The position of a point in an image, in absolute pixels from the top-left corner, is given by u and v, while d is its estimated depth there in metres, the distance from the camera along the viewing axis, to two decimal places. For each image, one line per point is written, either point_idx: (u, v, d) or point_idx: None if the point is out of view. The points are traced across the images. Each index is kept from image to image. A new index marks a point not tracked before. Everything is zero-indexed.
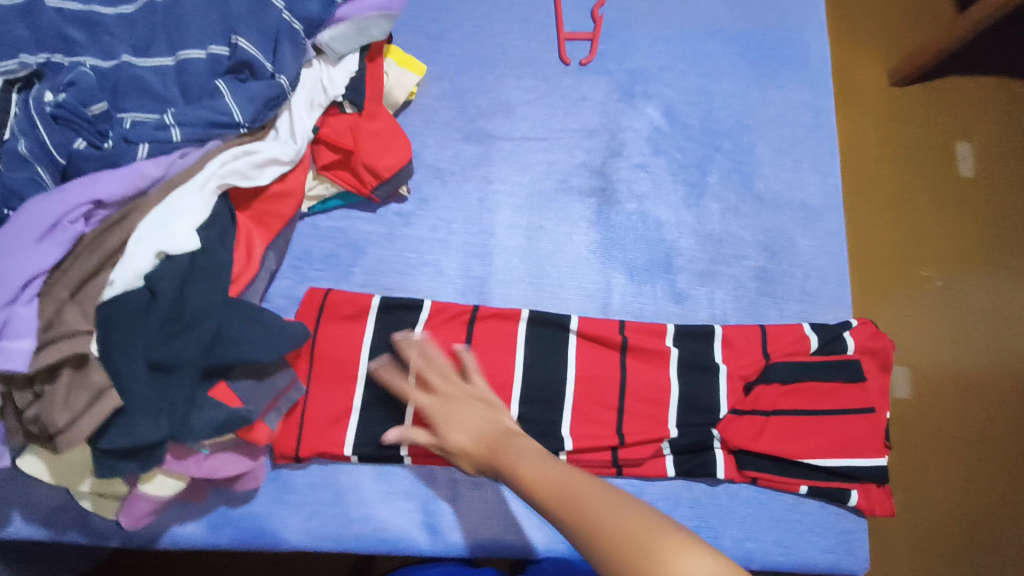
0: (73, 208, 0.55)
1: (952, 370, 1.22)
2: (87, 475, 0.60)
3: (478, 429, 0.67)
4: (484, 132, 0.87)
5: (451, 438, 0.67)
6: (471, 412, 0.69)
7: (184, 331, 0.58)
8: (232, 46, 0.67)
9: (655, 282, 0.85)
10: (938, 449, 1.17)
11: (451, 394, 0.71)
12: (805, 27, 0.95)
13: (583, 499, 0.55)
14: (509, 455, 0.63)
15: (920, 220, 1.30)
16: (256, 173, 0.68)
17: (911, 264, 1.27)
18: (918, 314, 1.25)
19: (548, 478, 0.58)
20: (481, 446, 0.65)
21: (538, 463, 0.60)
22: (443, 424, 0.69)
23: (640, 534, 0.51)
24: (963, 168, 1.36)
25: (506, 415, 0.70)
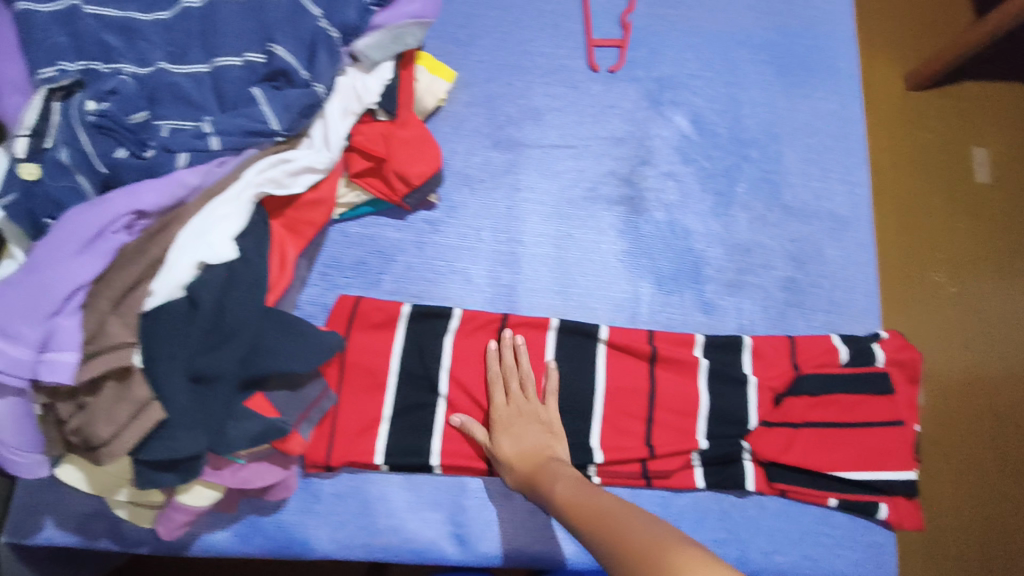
0: (116, 218, 0.55)
1: (965, 375, 1.22)
2: (124, 485, 0.60)
3: (531, 448, 0.71)
4: (513, 140, 0.87)
5: (502, 448, 0.71)
6: (531, 431, 0.72)
7: (225, 341, 0.58)
8: (268, 54, 0.66)
9: (683, 292, 0.84)
10: (960, 462, 1.17)
11: (523, 407, 0.74)
12: (833, 36, 0.95)
13: (610, 517, 0.56)
14: (554, 477, 0.66)
15: (932, 223, 1.30)
16: (290, 181, 0.67)
17: (925, 270, 1.27)
18: (931, 317, 1.25)
19: (585, 501, 0.60)
20: (526, 463, 0.69)
21: (575, 486, 0.63)
22: (502, 431, 0.72)
23: (648, 542, 0.51)
24: (979, 174, 1.35)
25: (559, 444, 0.73)
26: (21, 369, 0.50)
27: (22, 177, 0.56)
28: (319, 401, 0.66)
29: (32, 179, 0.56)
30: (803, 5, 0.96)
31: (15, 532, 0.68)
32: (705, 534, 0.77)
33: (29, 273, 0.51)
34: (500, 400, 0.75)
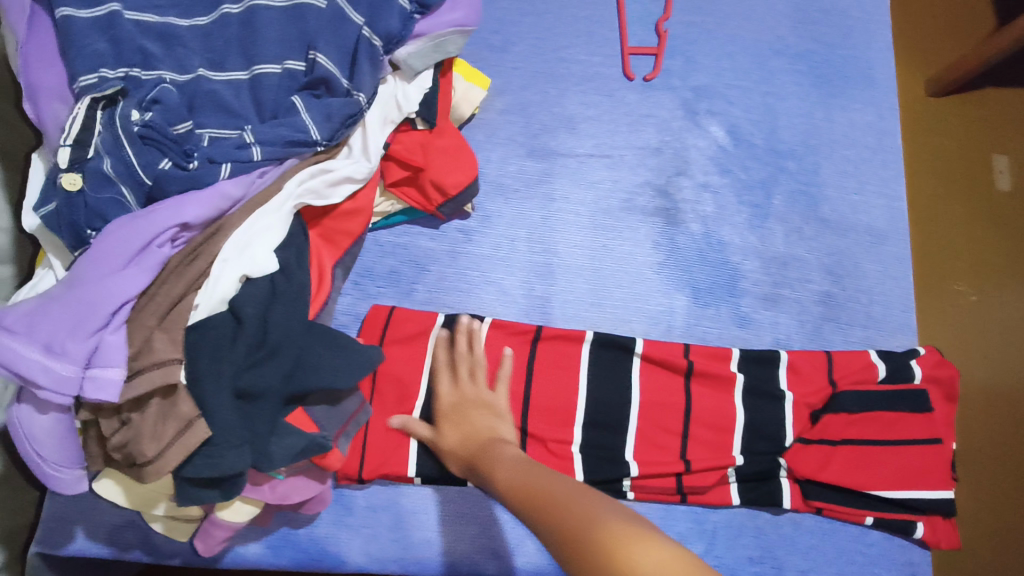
0: (161, 231, 0.54)
1: (983, 384, 1.21)
2: (161, 499, 0.60)
3: (474, 433, 0.68)
4: (548, 149, 0.86)
5: (443, 437, 0.69)
6: (477, 417, 0.70)
7: (269, 357, 0.57)
8: (310, 62, 0.65)
9: (719, 305, 0.83)
10: (988, 480, 1.16)
11: (468, 394, 0.72)
12: (870, 47, 0.94)
13: (551, 497, 0.54)
14: (494, 458, 0.63)
15: (954, 230, 1.29)
16: (330, 192, 0.66)
17: (945, 278, 1.27)
18: (953, 327, 1.24)
19: (523, 481, 0.58)
20: (466, 449, 0.67)
21: (513, 467, 0.61)
22: (444, 422, 0.70)
23: (591, 523, 0.50)
24: (1001, 181, 1.34)
25: (508, 425, 0.70)
26: (67, 386, 0.49)
27: (64, 188, 0.55)
28: (354, 415, 0.65)
29: (75, 189, 0.55)
30: (839, 14, 0.95)
31: (44, 543, 0.67)
32: (740, 551, 0.76)
33: (73, 288, 0.50)
34: (445, 387, 0.73)
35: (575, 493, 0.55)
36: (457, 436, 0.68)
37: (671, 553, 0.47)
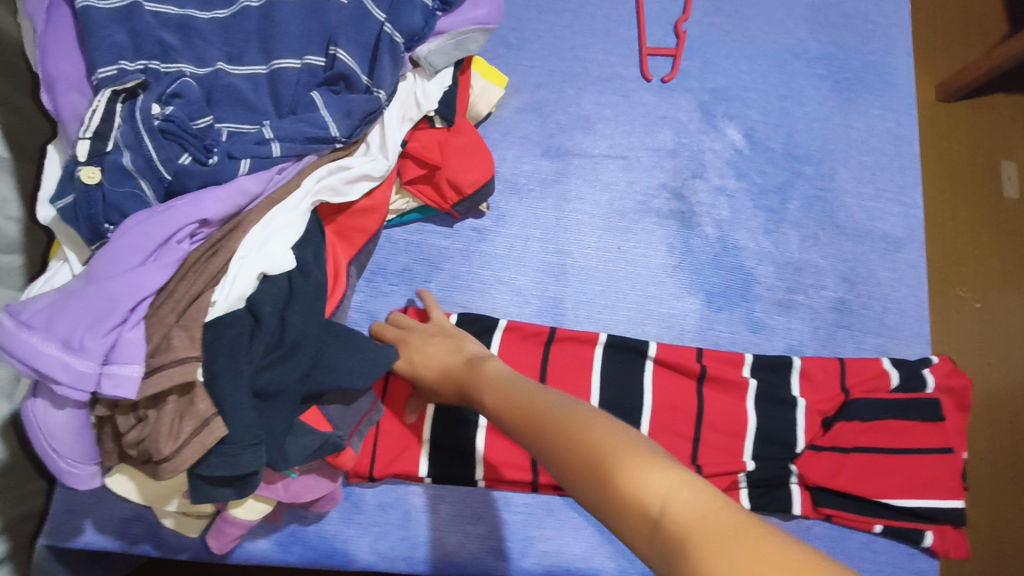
0: (181, 227, 0.54)
1: (988, 391, 1.22)
2: (173, 496, 0.59)
3: (445, 363, 0.66)
4: (564, 148, 0.85)
5: (424, 371, 0.68)
6: (438, 346, 0.68)
7: (286, 357, 0.56)
8: (329, 58, 0.65)
9: (733, 310, 0.83)
10: (993, 495, 1.16)
11: (415, 341, 0.70)
12: (889, 52, 0.93)
13: (552, 416, 0.51)
14: (481, 380, 0.61)
15: (960, 236, 1.29)
16: (347, 189, 0.66)
17: (950, 284, 1.27)
18: (960, 333, 1.25)
19: (520, 400, 0.55)
20: (452, 377, 0.65)
21: (506, 391, 0.58)
22: (419, 364, 0.68)
23: (596, 445, 0.47)
24: (1009, 188, 1.34)
25: (473, 342, 0.69)
26: (85, 381, 0.48)
27: (82, 181, 0.54)
28: (368, 414, 0.68)
29: (92, 183, 0.54)
30: (860, 18, 0.94)
31: (54, 534, 0.67)
32: None
33: (92, 283, 0.50)
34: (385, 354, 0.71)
35: (577, 411, 0.51)
36: (434, 375, 0.67)
37: (681, 478, 0.44)
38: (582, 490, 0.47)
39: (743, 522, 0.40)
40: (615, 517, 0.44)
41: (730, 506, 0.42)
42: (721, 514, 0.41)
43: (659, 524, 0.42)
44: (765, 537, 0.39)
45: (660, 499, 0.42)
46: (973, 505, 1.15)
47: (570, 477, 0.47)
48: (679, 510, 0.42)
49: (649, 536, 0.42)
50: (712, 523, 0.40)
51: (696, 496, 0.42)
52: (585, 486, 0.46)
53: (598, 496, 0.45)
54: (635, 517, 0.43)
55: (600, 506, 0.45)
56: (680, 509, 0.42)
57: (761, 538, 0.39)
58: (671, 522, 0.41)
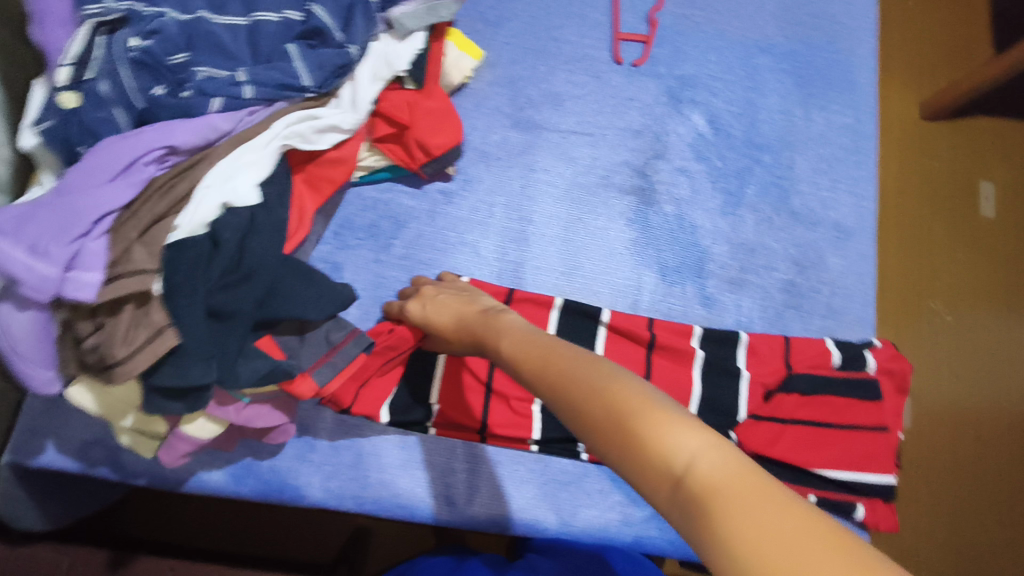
0: (149, 150, 0.57)
1: (952, 403, 1.27)
2: (130, 411, 0.62)
3: (460, 311, 0.68)
4: (533, 122, 0.89)
5: (434, 316, 0.69)
6: (453, 299, 0.70)
7: (242, 281, 0.60)
8: (305, 13, 0.68)
9: (685, 284, 0.86)
10: (919, 489, 1.23)
11: (431, 291, 0.73)
12: (853, 53, 0.98)
13: (579, 373, 0.51)
14: (503, 335, 0.60)
15: (934, 253, 1.33)
16: (316, 138, 0.69)
17: (922, 296, 1.31)
18: (931, 346, 1.29)
19: (541, 354, 0.55)
20: (466, 325, 0.66)
21: (526, 345, 0.58)
22: (432, 310, 0.70)
23: (624, 406, 0.47)
24: (985, 209, 1.38)
25: (488, 300, 0.70)
26: (48, 285, 0.50)
27: (60, 105, 0.58)
28: (342, 345, 0.68)
29: (70, 108, 0.58)
30: (828, 18, 0.98)
31: (16, 452, 0.70)
32: None
33: (61, 196, 0.53)
34: (400, 305, 0.75)
35: (601, 369, 0.51)
36: (448, 322, 0.68)
37: (707, 439, 0.44)
38: (608, 449, 0.47)
39: (769, 484, 0.41)
40: (639, 475, 0.45)
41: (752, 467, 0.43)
42: (746, 475, 0.42)
43: (683, 484, 0.42)
44: (787, 501, 0.40)
45: (687, 459, 0.43)
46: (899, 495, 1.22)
47: (594, 435, 0.48)
48: (704, 471, 0.42)
49: (669, 494, 0.43)
50: (736, 486, 0.41)
51: (721, 458, 0.43)
52: (610, 449, 0.47)
53: (624, 454, 0.45)
54: (659, 476, 0.44)
55: (625, 467, 0.46)
56: (705, 469, 0.42)
57: (785, 500, 0.40)
58: (696, 482, 0.42)
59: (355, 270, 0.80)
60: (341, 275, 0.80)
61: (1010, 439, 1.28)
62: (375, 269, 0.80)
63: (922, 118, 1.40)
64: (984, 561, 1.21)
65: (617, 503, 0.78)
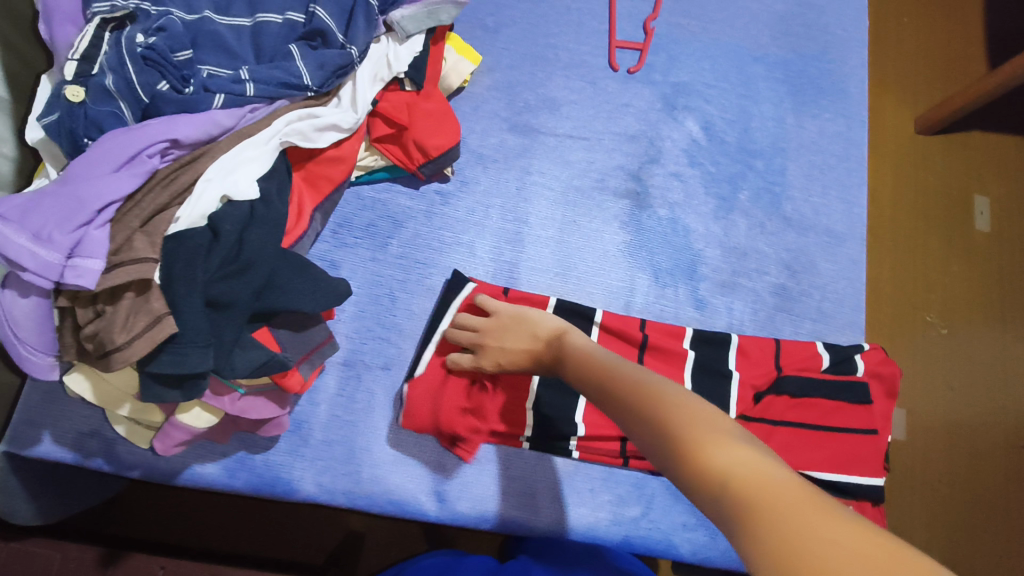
0: (153, 143, 0.59)
1: (945, 416, 1.28)
2: (126, 400, 0.63)
3: (528, 350, 0.72)
4: (530, 126, 0.90)
5: (513, 365, 0.73)
6: (515, 339, 0.73)
7: (240, 273, 0.60)
8: (308, 14, 0.70)
9: (678, 286, 0.88)
10: (898, 493, 1.23)
11: (491, 342, 0.74)
12: (845, 64, 1.00)
13: (644, 391, 0.56)
14: (572, 357, 0.65)
15: (929, 265, 1.35)
16: (316, 136, 0.71)
17: (916, 308, 1.32)
18: (927, 358, 1.30)
19: (607, 373, 0.60)
20: (544, 364, 0.71)
21: (591, 366, 0.62)
22: (506, 359, 0.73)
23: (677, 423, 0.51)
24: (980, 222, 1.40)
25: (545, 319, 0.73)
26: (50, 271, 0.52)
27: (67, 99, 0.59)
28: (320, 346, 0.68)
29: (77, 101, 0.59)
30: (820, 29, 1.00)
31: (12, 442, 0.70)
32: (676, 518, 0.79)
33: (66, 185, 0.55)
34: (467, 360, 0.76)
35: (662, 389, 0.55)
36: (521, 364, 0.73)
37: (751, 457, 0.47)
38: (666, 461, 0.51)
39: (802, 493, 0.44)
40: (687, 483, 0.49)
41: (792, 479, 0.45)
42: (783, 488, 0.44)
43: (721, 492, 0.46)
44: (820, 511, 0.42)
45: (726, 470, 0.46)
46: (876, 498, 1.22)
47: (654, 448, 0.52)
48: (741, 481, 0.45)
49: (712, 502, 0.46)
50: (772, 497, 0.43)
51: (759, 471, 0.46)
52: (665, 460, 0.51)
53: (675, 465, 0.50)
54: (700, 483, 0.47)
55: (676, 476, 0.50)
56: (742, 479, 0.45)
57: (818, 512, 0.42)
58: (735, 491, 0.45)
59: (351, 268, 0.81)
60: (337, 273, 0.81)
61: (997, 452, 1.28)
62: (371, 267, 0.82)
63: (917, 131, 1.41)
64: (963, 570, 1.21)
65: (607, 503, 0.79)
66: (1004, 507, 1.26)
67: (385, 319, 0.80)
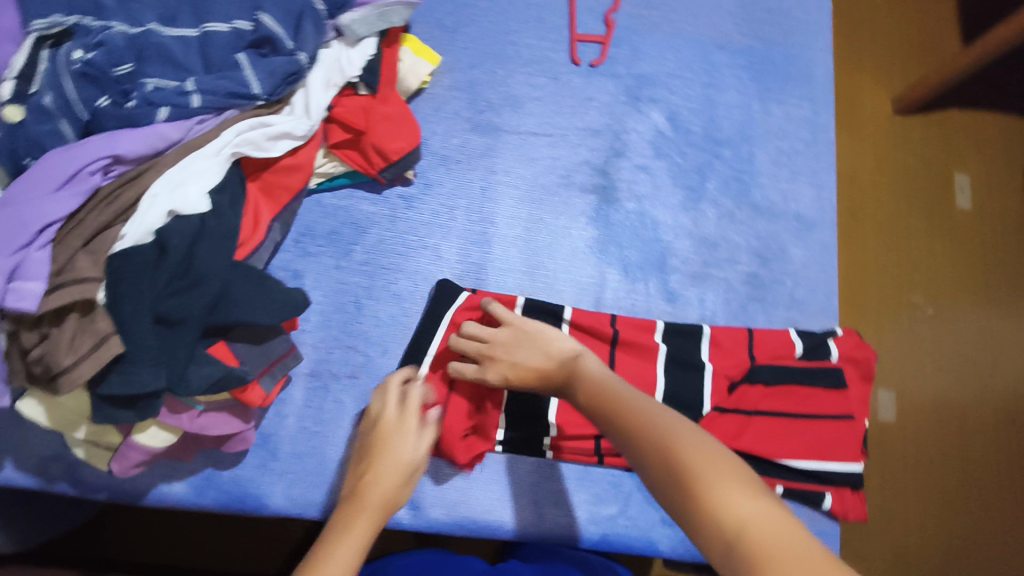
0: (93, 160, 0.58)
1: (935, 396, 1.28)
2: (82, 422, 0.62)
3: (539, 369, 0.72)
4: (492, 124, 0.89)
5: (519, 382, 0.72)
6: (526, 356, 0.72)
7: (191, 288, 0.59)
8: (255, 23, 0.68)
9: (648, 280, 0.87)
10: (888, 476, 1.22)
11: (501, 355, 0.73)
12: (809, 47, 0.99)
13: (660, 430, 0.59)
14: (583, 384, 0.68)
15: (913, 246, 1.34)
16: (269, 145, 0.70)
17: (901, 289, 1.31)
18: (913, 339, 1.29)
19: (617, 402, 0.64)
20: (551, 384, 0.71)
21: (602, 393, 0.65)
22: (512, 374, 0.72)
23: (690, 466, 0.55)
24: (961, 200, 1.39)
25: (559, 338, 0.73)
26: None
27: (6, 120, 0.59)
28: (281, 358, 0.68)
29: (16, 121, 0.59)
30: (783, 14, 1.00)
31: None
32: (654, 514, 0.79)
33: (6, 207, 0.54)
34: (471, 370, 0.74)
35: (673, 425, 0.60)
36: (529, 381, 0.72)
37: (760, 507, 0.52)
38: (676, 503, 0.55)
39: (819, 557, 0.47)
40: (698, 527, 0.53)
41: (811, 541, 0.49)
42: (791, 540, 0.48)
43: (733, 539, 0.50)
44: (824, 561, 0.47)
45: (739, 519, 0.51)
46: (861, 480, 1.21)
47: (665, 486, 0.56)
48: (753, 530, 0.50)
49: (721, 549, 0.51)
50: (779, 548, 0.48)
51: (770, 521, 0.50)
52: (678, 500, 0.55)
53: (687, 507, 0.54)
54: (711, 528, 0.52)
55: (687, 518, 0.54)
56: (754, 528, 0.50)
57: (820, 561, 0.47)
58: (746, 540, 0.49)
59: (315, 278, 0.80)
60: (301, 283, 0.80)
61: (987, 431, 1.28)
62: (335, 275, 0.81)
63: (894, 112, 1.41)
64: (959, 551, 1.21)
65: (583, 502, 0.78)
66: (995, 487, 1.25)
67: (351, 327, 0.79)
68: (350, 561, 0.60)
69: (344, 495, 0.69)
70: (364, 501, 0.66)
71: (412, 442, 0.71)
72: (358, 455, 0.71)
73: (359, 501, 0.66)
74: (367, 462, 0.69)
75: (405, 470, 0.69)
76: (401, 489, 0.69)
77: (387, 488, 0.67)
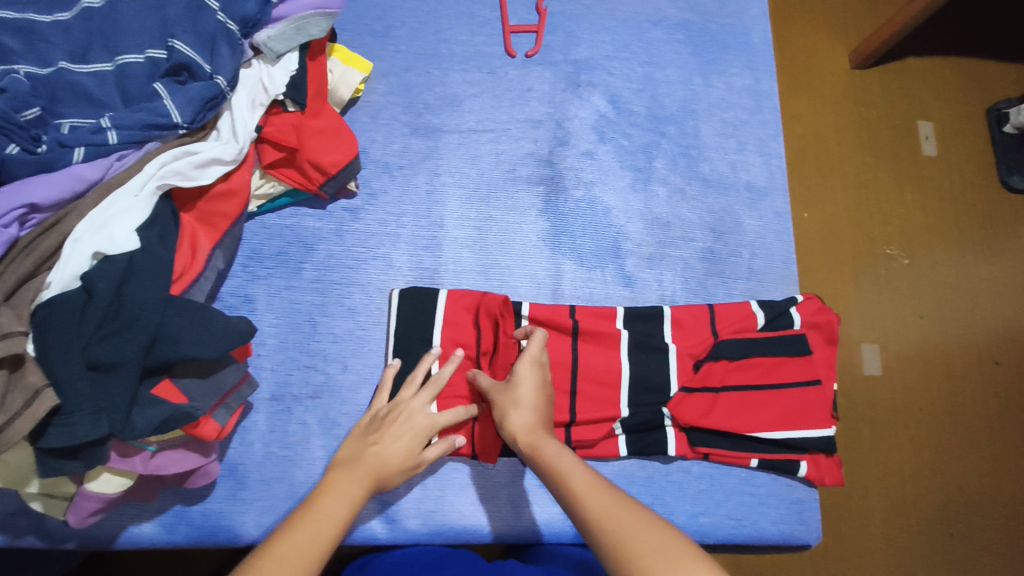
0: (7, 211, 0.57)
1: (917, 345, 1.27)
2: (33, 477, 0.61)
3: (541, 406, 0.71)
4: (431, 126, 0.88)
5: (524, 395, 0.71)
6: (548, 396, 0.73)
7: (123, 330, 0.58)
8: (169, 50, 0.66)
9: (605, 267, 0.86)
10: (879, 431, 1.22)
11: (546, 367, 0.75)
12: (744, 15, 0.98)
13: (632, 521, 0.57)
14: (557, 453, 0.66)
15: (881, 198, 1.33)
16: (198, 173, 0.67)
17: (877, 242, 1.31)
18: (889, 290, 1.29)
19: (588, 486, 0.61)
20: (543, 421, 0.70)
21: (580, 469, 0.64)
22: (527, 388, 0.72)
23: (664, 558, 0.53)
24: (927, 148, 1.38)
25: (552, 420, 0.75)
26: None
27: None
28: (235, 387, 0.67)
29: None
30: None
31: None
32: None
33: None
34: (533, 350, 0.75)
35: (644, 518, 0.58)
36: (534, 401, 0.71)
37: None
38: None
39: None
40: None
41: None
42: None
43: None
44: None
45: None
46: (851, 435, 1.21)
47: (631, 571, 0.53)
48: None
49: None
50: None
51: None
52: None
53: None
54: None
55: None
56: None
57: None
58: None
59: (266, 301, 0.79)
60: (252, 307, 0.79)
61: (973, 373, 1.27)
62: (287, 297, 0.79)
63: (851, 68, 1.40)
64: (953, 495, 1.21)
65: None
66: (986, 429, 1.25)
67: (308, 347, 0.78)
68: (341, 519, 0.61)
69: (345, 454, 0.69)
70: (363, 465, 0.66)
71: (424, 429, 0.71)
72: (372, 424, 0.71)
73: (357, 464, 0.66)
74: (379, 433, 0.70)
75: (410, 455, 0.69)
76: (401, 471, 0.68)
77: (389, 463, 0.67)
